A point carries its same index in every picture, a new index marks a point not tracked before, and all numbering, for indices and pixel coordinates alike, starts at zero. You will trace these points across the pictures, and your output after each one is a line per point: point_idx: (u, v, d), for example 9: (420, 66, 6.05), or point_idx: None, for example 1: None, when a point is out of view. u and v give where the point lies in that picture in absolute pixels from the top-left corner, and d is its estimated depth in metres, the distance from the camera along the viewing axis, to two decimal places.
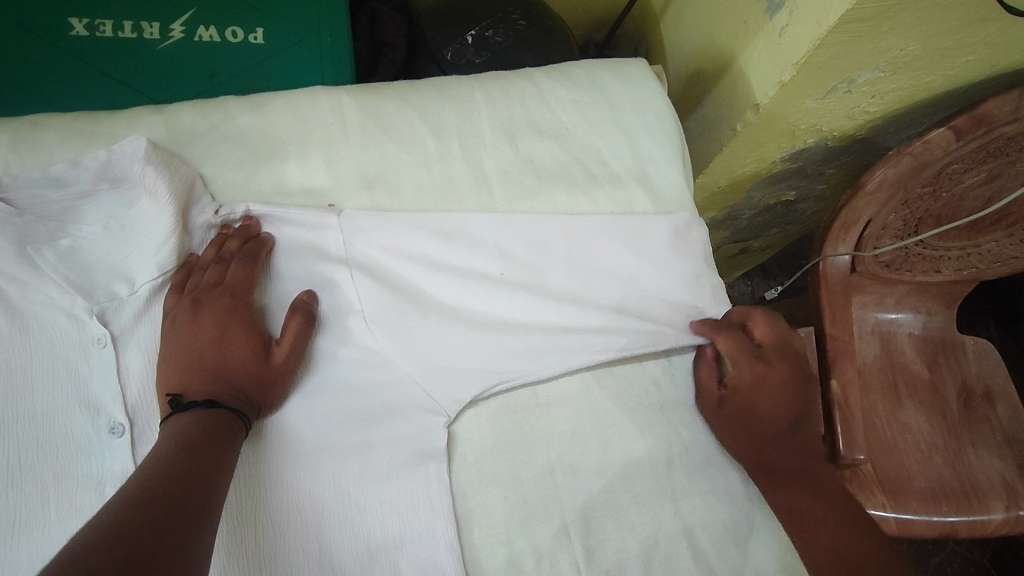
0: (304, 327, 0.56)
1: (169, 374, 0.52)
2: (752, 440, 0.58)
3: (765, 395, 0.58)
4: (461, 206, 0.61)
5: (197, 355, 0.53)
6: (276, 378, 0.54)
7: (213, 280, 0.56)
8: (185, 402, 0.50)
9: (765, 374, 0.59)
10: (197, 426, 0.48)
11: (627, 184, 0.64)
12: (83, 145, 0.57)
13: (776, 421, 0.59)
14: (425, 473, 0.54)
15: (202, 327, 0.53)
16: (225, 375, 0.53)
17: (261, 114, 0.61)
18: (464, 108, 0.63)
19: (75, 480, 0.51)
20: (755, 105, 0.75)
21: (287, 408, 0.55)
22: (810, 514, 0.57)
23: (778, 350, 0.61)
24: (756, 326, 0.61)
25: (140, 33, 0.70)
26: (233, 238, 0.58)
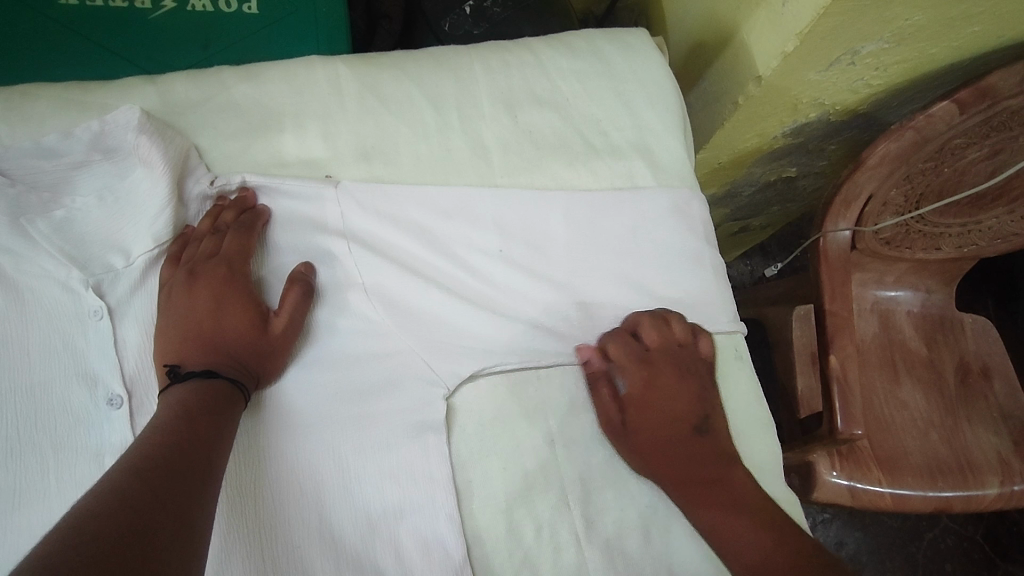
0: (303, 296, 0.55)
1: (167, 345, 0.52)
2: (661, 447, 0.56)
3: (650, 405, 0.58)
4: (461, 177, 0.60)
5: (194, 325, 0.52)
6: (275, 348, 0.54)
7: (210, 251, 0.55)
8: (183, 371, 0.50)
9: (651, 378, 0.58)
10: (196, 396, 0.48)
11: (627, 155, 0.63)
12: (76, 115, 0.57)
13: (672, 425, 0.57)
14: (424, 445, 0.53)
15: (198, 298, 0.53)
16: (223, 345, 0.52)
17: (256, 84, 0.60)
18: (462, 78, 0.62)
19: (74, 452, 0.51)
20: (758, 77, 0.74)
21: (287, 380, 0.55)
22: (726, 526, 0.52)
23: (669, 349, 0.59)
24: (645, 331, 0.59)
25: (131, 2, 0.69)
26: (229, 209, 0.57)
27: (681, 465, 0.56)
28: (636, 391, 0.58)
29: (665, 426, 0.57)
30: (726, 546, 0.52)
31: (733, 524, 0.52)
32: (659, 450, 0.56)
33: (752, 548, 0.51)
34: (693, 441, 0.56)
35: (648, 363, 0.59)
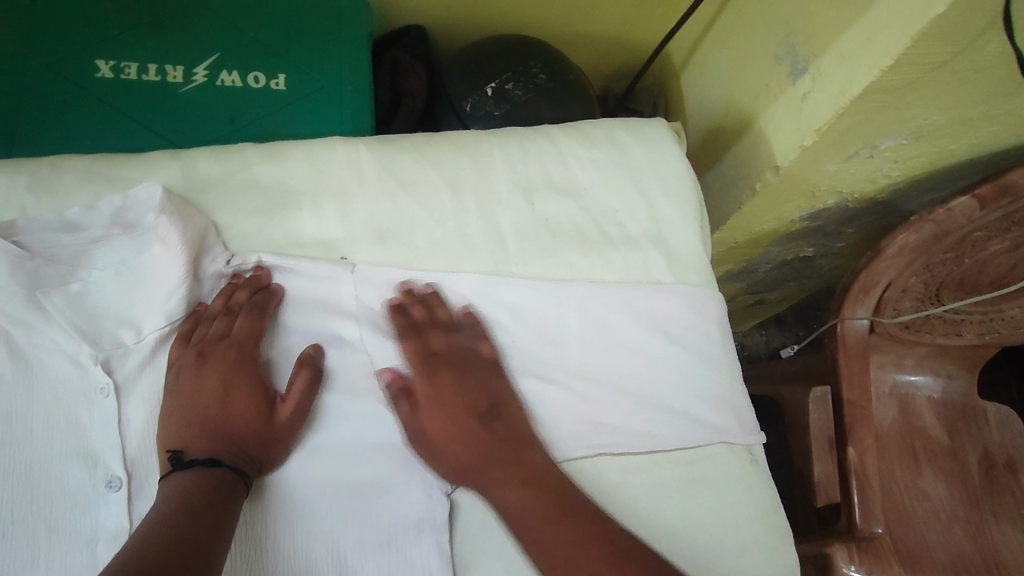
0: (309, 381, 0.55)
1: (171, 429, 0.51)
2: (445, 434, 0.54)
3: (432, 397, 0.55)
4: (475, 262, 0.61)
5: (200, 412, 0.52)
6: (279, 437, 0.53)
7: (220, 333, 0.55)
8: (186, 458, 0.50)
9: (436, 379, 0.56)
10: (196, 486, 0.47)
11: (643, 246, 0.63)
12: (99, 188, 0.59)
13: (444, 419, 0.54)
14: (426, 544, 0.53)
15: (206, 384, 0.52)
16: (228, 432, 0.52)
17: (278, 163, 0.62)
18: (481, 164, 0.63)
19: (68, 535, 0.50)
20: (776, 166, 0.75)
21: (289, 467, 0.53)
22: (530, 513, 0.50)
23: (453, 353, 0.57)
24: (438, 330, 0.57)
25: (164, 76, 0.72)
26: (242, 288, 0.57)
27: (481, 453, 0.53)
28: (421, 385, 0.55)
29: (456, 417, 0.54)
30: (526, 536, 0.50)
31: (535, 511, 0.50)
32: (479, 438, 0.54)
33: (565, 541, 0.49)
34: (484, 433, 0.54)
35: (431, 362, 0.56)
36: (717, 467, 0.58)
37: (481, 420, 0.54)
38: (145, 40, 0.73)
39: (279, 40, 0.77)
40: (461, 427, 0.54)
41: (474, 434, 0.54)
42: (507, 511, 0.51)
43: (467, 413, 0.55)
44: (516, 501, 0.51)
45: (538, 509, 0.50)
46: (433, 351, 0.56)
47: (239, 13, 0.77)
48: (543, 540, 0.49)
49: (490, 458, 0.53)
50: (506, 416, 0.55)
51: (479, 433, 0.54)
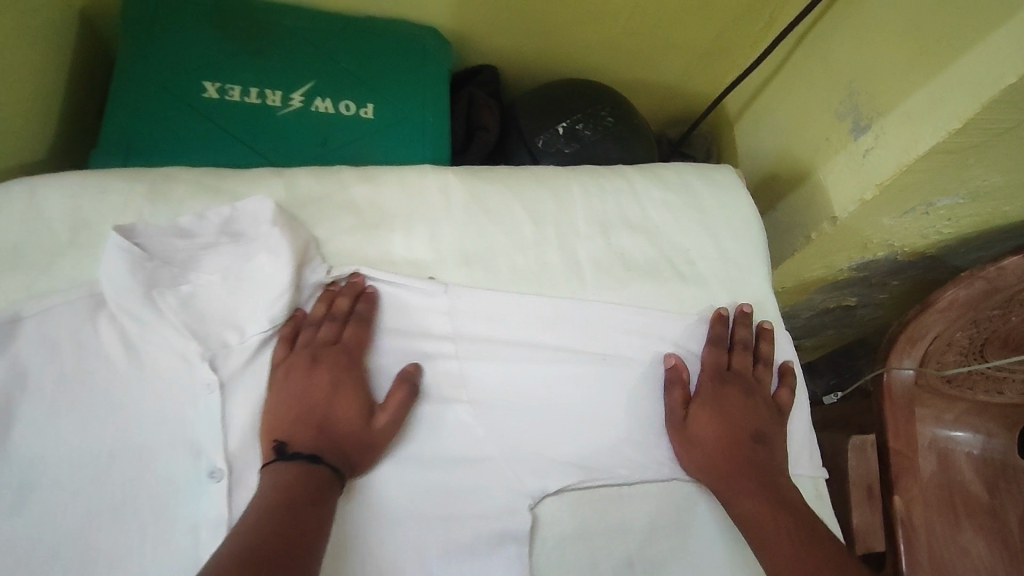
0: (406, 397, 0.57)
1: (278, 422, 0.55)
2: (705, 439, 0.59)
3: (726, 409, 0.60)
4: (553, 289, 0.64)
5: (308, 407, 0.55)
6: (374, 442, 0.56)
7: (329, 337, 0.59)
8: (287, 449, 0.53)
9: (722, 392, 0.61)
10: (298, 478, 0.51)
11: (714, 285, 0.67)
12: (211, 198, 0.64)
13: (707, 426, 0.59)
14: (507, 557, 0.55)
15: (316, 381, 0.56)
16: (330, 430, 0.55)
17: (373, 186, 0.66)
18: (560, 198, 0.68)
19: (173, 520, 0.53)
20: (833, 217, 0.79)
21: (379, 470, 0.56)
22: (773, 523, 0.54)
23: (742, 374, 0.62)
24: (734, 352, 0.63)
25: (264, 99, 0.77)
26: (344, 295, 0.61)
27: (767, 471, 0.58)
28: (714, 395, 0.60)
29: (734, 430, 0.59)
30: (767, 545, 0.53)
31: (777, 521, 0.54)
32: (726, 446, 0.58)
33: (802, 552, 0.52)
34: (753, 447, 0.58)
35: (725, 377, 0.62)
36: None
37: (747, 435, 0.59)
38: (249, 65, 0.78)
39: (371, 72, 0.82)
40: (735, 433, 0.59)
41: (748, 449, 0.58)
42: (746, 509, 0.55)
43: (742, 428, 0.59)
44: (759, 509, 0.55)
45: (778, 523, 0.54)
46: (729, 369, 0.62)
47: (333, 45, 0.82)
48: (785, 549, 0.53)
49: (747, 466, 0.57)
50: (767, 437, 0.60)
51: (740, 443, 0.58)
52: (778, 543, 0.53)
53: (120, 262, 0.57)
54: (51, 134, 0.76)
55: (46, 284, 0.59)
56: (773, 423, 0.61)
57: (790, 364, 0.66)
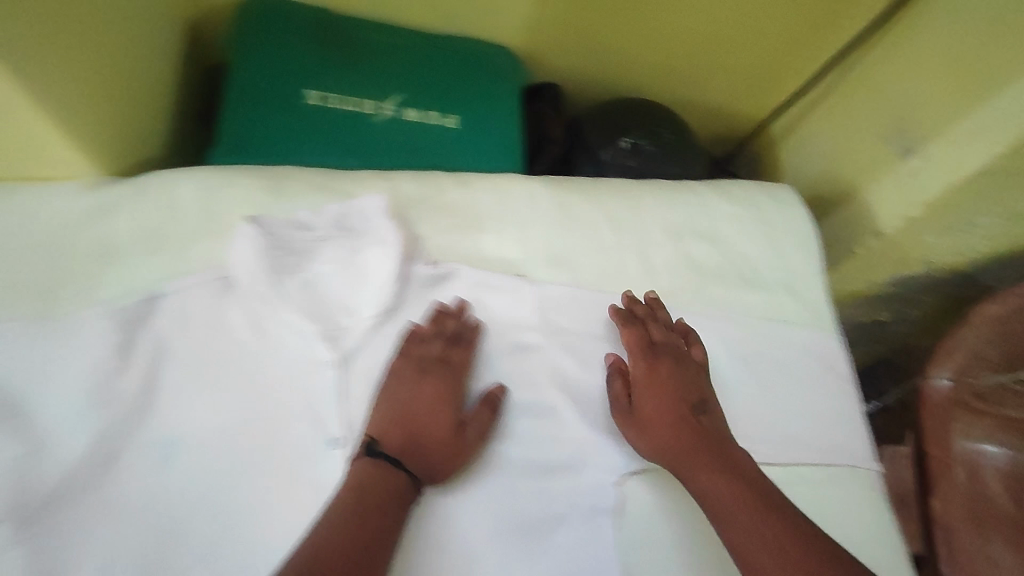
0: (489, 416, 0.61)
1: (381, 421, 0.59)
2: (650, 419, 0.61)
3: (659, 387, 0.63)
4: (630, 288, 0.71)
5: (410, 413, 0.60)
6: (457, 452, 0.59)
7: (438, 355, 0.63)
8: (378, 448, 0.57)
9: (654, 371, 0.64)
10: (377, 482, 0.55)
11: (777, 290, 0.73)
12: (324, 196, 0.71)
13: (652, 406, 0.62)
14: (597, 529, 0.59)
15: (421, 392, 0.61)
16: (421, 439, 0.58)
17: (468, 191, 0.73)
18: (636, 207, 0.74)
19: (300, 482, 0.59)
20: (878, 232, 0.86)
21: (457, 491, 0.58)
22: (722, 492, 0.57)
23: (668, 348, 0.66)
24: (653, 328, 0.67)
25: (360, 108, 0.84)
26: (451, 317, 0.65)
27: (713, 442, 0.60)
28: (644, 375, 0.64)
29: (672, 407, 0.62)
30: (720, 515, 0.56)
31: (726, 489, 0.57)
32: (671, 423, 0.61)
33: (750, 519, 0.55)
34: (694, 419, 0.61)
35: (653, 354, 0.65)
36: (841, 490, 0.66)
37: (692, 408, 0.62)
38: (345, 76, 0.85)
39: (452, 85, 0.89)
40: (678, 408, 0.62)
41: (690, 422, 0.61)
42: (698, 480, 0.58)
43: (682, 404, 0.62)
44: (708, 480, 0.57)
45: (733, 492, 0.56)
46: (652, 344, 0.66)
47: (420, 60, 0.89)
48: (738, 518, 0.55)
49: (692, 440, 0.60)
50: (708, 406, 0.63)
51: (685, 414, 0.61)
52: (729, 511, 0.55)
53: (250, 245, 0.66)
54: (167, 135, 0.84)
55: (180, 267, 0.66)
56: (711, 394, 0.64)
57: (845, 365, 0.72)
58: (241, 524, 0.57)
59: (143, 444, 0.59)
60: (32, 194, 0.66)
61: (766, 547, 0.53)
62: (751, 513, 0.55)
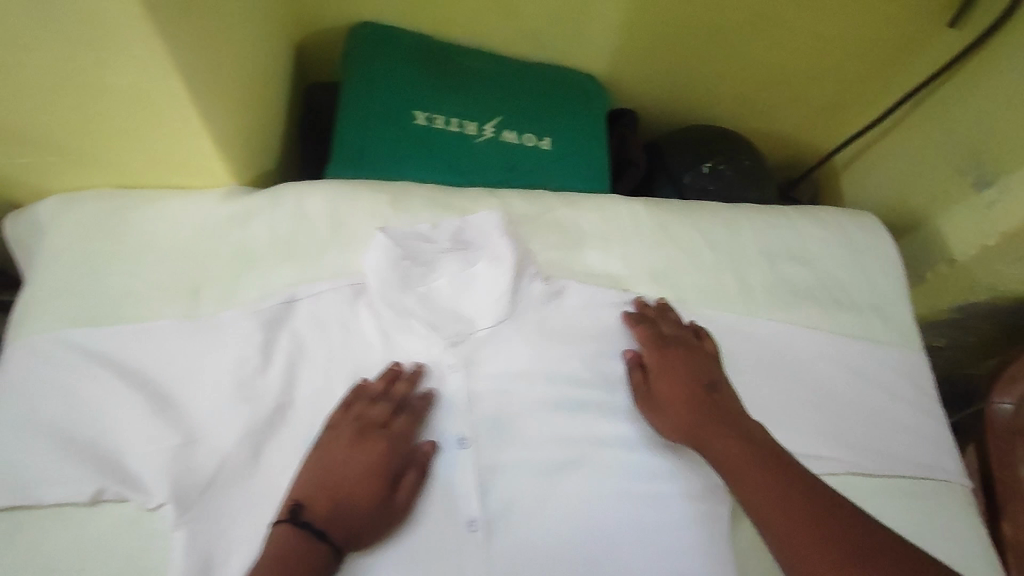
0: (417, 478, 0.62)
1: (308, 485, 0.60)
2: (667, 404, 0.65)
3: (670, 374, 0.67)
4: (729, 306, 0.76)
5: (330, 478, 0.60)
6: (381, 522, 0.59)
7: (379, 419, 0.63)
8: (300, 516, 0.57)
9: (666, 360, 0.68)
10: (299, 553, 0.55)
11: (864, 311, 0.78)
12: (442, 211, 0.76)
13: (666, 392, 0.66)
14: (706, 529, 0.65)
15: (354, 459, 0.61)
16: (357, 509, 0.58)
17: (576, 210, 0.79)
18: (732, 229, 0.80)
19: (432, 477, 0.64)
20: (951, 259, 0.91)
21: (377, 556, 0.59)
22: (737, 458, 0.60)
23: (680, 339, 0.70)
24: (664, 324, 0.71)
25: (463, 130, 0.89)
26: (403, 381, 0.66)
27: (725, 419, 0.63)
28: (656, 364, 0.68)
29: (685, 391, 0.65)
30: (736, 480, 0.59)
31: (740, 456, 0.60)
32: (682, 407, 0.65)
33: (762, 479, 0.57)
34: (707, 399, 0.65)
35: (665, 345, 0.69)
36: (935, 502, 0.70)
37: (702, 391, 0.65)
38: (448, 98, 0.90)
39: (545, 109, 0.94)
40: (691, 392, 0.65)
41: (702, 402, 0.65)
42: (715, 452, 0.61)
43: (695, 388, 0.66)
44: (726, 448, 0.61)
45: (747, 459, 0.59)
46: (664, 338, 0.70)
47: (517, 85, 0.94)
48: (750, 480, 0.58)
49: (706, 419, 0.63)
50: (720, 390, 0.66)
51: (697, 396, 0.65)
52: (744, 472, 0.58)
53: (382, 255, 0.70)
54: (282, 150, 0.90)
55: (314, 274, 0.71)
56: (723, 378, 0.68)
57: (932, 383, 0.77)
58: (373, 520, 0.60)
59: (280, 446, 0.65)
60: (181, 203, 0.74)
61: (778, 502, 0.55)
62: (762, 473, 0.58)
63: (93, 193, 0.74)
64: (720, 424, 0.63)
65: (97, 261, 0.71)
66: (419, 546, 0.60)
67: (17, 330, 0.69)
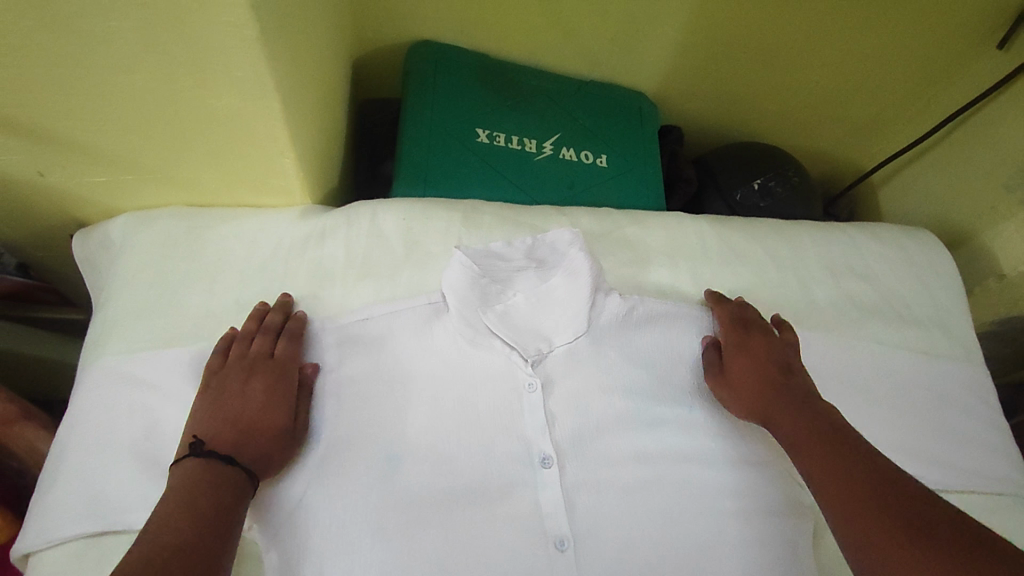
0: (311, 398, 0.65)
1: (207, 424, 0.60)
2: (740, 377, 0.68)
3: (745, 350, 0.69)
4: (799, 322, 0.76)
5: (237, 411, 0.61)
6: (294, 442, 0.62)
7: (264, 350, 0.66)
8: (205, 448, 0.58)
9: (742, 337, 0.70)
10: (211, 477, 0.55)
11: (927, 327, 0.79)
12: (513, 230, 0.78)
13: (739, 365, 0.68)
14: (791, 547, 0.65)
15: (254, 389, 0.63)
16: (256, 430, 0.60)
17: (642, 227, 0.80)
18: (796, 246, 0.81)
19: (517, 497, 0.63)
20: (1000, 274, 0.93)
21: (316, 542, 0.59)
22: (802, 424, 0.61)
23: (759, 322, 0.72)
24: (745, 309, 0.74)
25: (524, 147, 0.90)
26: (274, 313, 0.69)
27: (796, 393, 0.64)
28: (732, 340, 0.70)
29: (760, 367, 0.67)
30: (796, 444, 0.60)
31: (804, 423, 0.61)
32: (756, 379, 0.67)
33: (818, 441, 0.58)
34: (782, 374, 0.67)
35: (742, 325, 0.72)
36: (1010, 516, 0.71)
37: (777, 368, 0.67)
38: (508, 116, 0.92)
39: (602, 128, 0.96)
40: (765, 368, 0.67)
41: (777, 377, 0.66)
42: (782, 420, 0.62)
43: (770, 365, 0.68)
44: (791, 418, 0.62)
45: (811, 427, 0.60)
46: (743, 321, 0.72)
47: (572, 104, 0.96)
48: (808, 441, 0.59)
49: (777, 390, 0.65)
50: (796, 371, 0.68)
51: (771, 372, 0.67)
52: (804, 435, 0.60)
53: (460, 274, 0.70)
54: (344, 168, 0.92)
55: (391, 292, 0.72)
56: (800, 363, 0.69)
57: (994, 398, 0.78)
58: (462, 540, 0.60)
59: (358, 461, 0.62)
60: (257, 224, 0.75)
61: (830, 461, 0.56)
62: (818, 436, 0.58)
63: (169, 212, 0.75)
64: (791, 395, 0.64)
65: (173, 279, 0.72)
66: (511, 565, 0.60)
67: (96, 351, 0.69)
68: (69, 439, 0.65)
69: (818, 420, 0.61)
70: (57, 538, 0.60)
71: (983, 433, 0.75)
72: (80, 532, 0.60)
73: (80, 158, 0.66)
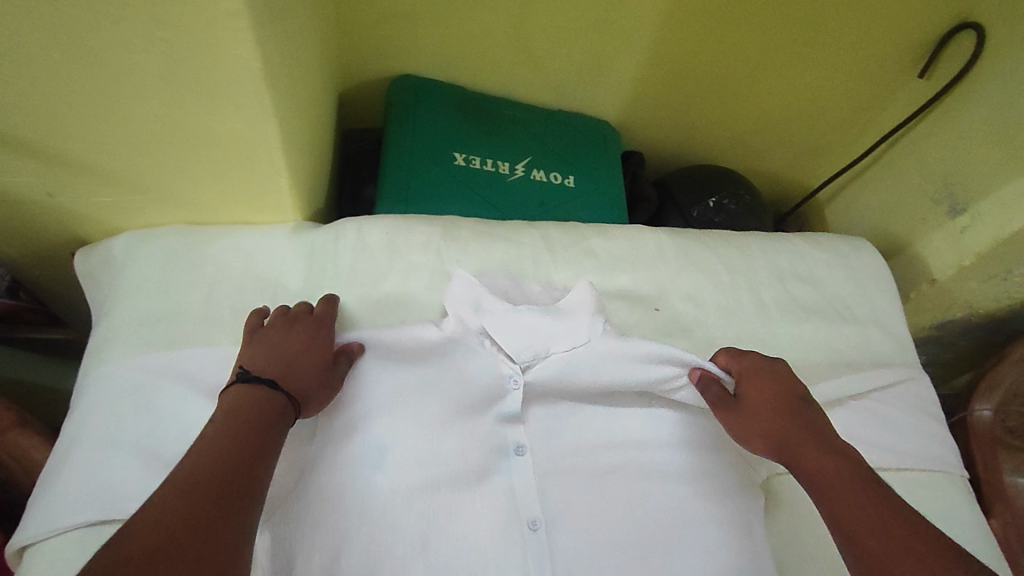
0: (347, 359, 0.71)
1: (254, 359, 0.66)
2: (758, 417, 0.67)
3: (761, 388, 0.69)
4: (748, 321, 0.84)
5: (282, 348, 0.68)
6: (328, 382, 0.68)
7: (305, 312, 0.73)
8: (250, 374, 0.63)
9: (756, 376, 0.70)
10: (255, 397, 0.60)
11: (864, 324, 0.88)
12: (489, 242, 0.85)
13: (756, 402, 0.68)
14: (746, 525, 0.70)
15: (297, 336, 0.69)
16: (298, 364, 0.66)
17: (607, 239, 0.88)
18: (746, 253, 0.90)
19: (491, 483, 0.68)
20: (932, 279, 1.01)
21: (305, 521, 0.63)
22: (828, 467, 0.60)
23: (772, 364, 0.72)
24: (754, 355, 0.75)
25: (497, 169, 0.99)
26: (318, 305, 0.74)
27: (816, 433, 0.64)
28: (747, 378, 0.70)
29: (776, 403, 0.67)
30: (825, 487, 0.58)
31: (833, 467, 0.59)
32: (773, 415, 0.66)
33: (848, 483, 0.57)
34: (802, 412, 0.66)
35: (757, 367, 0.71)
36: (943, 492, 0.78)
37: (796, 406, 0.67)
38: (483, 142, 1.00)
39: (570, 152, 1.05)
40: (784, 406, 0.67)
41: (797, 416, 0.65)
42: (806, 461, 0.61)
43: (788, 402, 0.67)
44: (817, 461, 0.60)
45: (839, 470, 0.59)
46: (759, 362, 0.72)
47: (541, 130, 1.05)
48: (836, 484, 0.58)
49: (796, 427, 0.64)
50: (812, 409, 0.67)
51: (790, 410, 0.66)
52: (833, 479, 0.58)
53: (463, 286, 0.75)
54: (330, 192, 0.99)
55: (375, 300, 0.79)
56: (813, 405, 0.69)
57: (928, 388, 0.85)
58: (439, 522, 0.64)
59: (357, 455, 0.66)
60: (252, 238, 0.81)
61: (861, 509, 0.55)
62: (846, 479, 0.58)
63: (169, 228, 0.81)
64: (811, 433, 0.63)
65: (173, 290, 0.77)
66: (487, 545, 0.64)
67: (98, 356, 0.74)
68: (71, 438, 0.69)
69: (844, 462, 0.60)
70: (56, 528, 0.62)
71: (920, 419, 0.82)
72: (76, 523, 0.62)
73: (86, 178, 0.72)
